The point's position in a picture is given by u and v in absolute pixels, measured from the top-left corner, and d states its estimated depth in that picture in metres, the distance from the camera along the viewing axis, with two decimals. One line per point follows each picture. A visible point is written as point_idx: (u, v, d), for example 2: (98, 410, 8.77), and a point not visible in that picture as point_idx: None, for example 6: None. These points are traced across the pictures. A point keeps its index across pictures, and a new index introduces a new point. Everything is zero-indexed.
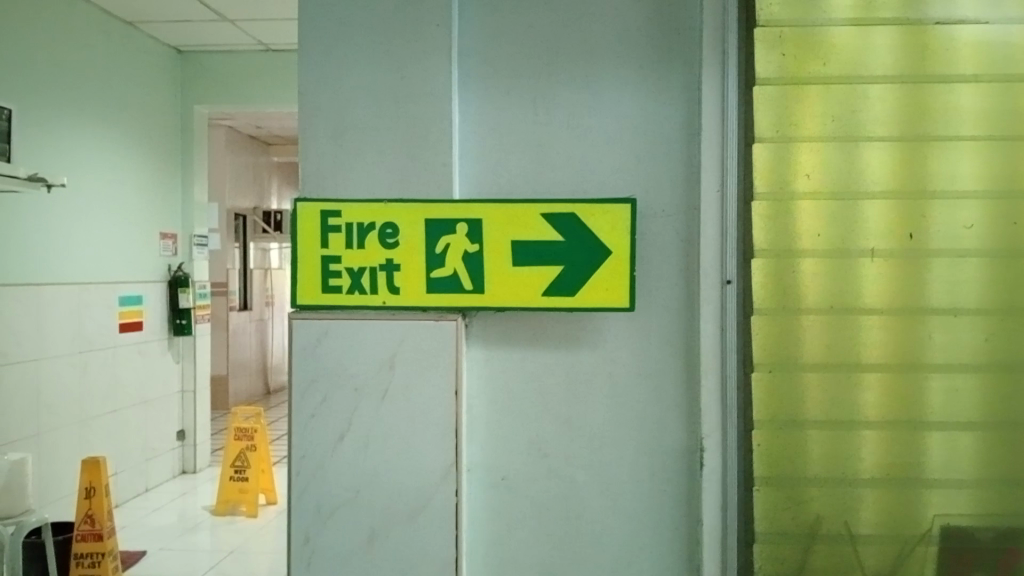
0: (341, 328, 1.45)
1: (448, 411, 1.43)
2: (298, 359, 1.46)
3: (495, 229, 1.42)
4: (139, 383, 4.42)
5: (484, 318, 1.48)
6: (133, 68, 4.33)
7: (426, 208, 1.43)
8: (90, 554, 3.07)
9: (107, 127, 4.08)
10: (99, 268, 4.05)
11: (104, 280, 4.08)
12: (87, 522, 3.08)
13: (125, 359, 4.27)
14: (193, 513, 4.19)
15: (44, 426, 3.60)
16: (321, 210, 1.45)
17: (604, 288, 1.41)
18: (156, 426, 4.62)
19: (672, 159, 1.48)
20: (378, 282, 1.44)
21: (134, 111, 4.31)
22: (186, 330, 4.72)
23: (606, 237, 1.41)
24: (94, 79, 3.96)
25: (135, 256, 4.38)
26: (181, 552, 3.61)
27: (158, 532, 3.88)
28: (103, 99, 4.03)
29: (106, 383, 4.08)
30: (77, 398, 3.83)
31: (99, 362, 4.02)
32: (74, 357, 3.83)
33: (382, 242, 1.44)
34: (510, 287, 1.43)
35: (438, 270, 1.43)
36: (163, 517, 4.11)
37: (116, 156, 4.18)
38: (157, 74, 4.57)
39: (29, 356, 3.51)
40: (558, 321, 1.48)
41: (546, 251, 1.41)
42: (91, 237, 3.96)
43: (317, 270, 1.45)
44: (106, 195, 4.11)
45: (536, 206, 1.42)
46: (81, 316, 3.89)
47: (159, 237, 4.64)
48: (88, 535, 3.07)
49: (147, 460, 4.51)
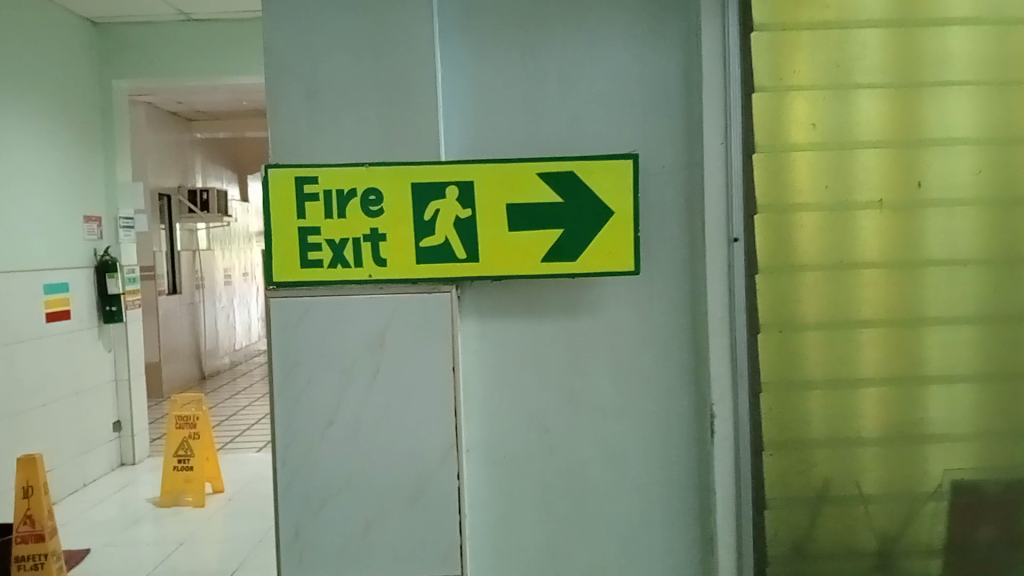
0: (324, 306, 1.34)
1: (446, 388, 1.33)
2: (278, 341, 1.34)
3: (489, 193, 1.32)
4: (71, 376, 4.19)
5: (479, 288, 1.39)
6: (47, 39, 4.04)
7: (411, 173, 1.33)
8: (30, 556, 2.87)
9: (22, 103, 3.81)
10: (22, 254, 3.80)
11: (27, 268, 3.83)
12: (26, 523, 2.89)
13: (55, 351, 4.04)
14: (137, 506, 4.00)
15: None
16: (296, 177, 1.33)
17: (607, 251, 1.33)
18: (92, 419, 4.40)
19: (670, 113, 1.40)
20: (363, 254, 1.33)
21: (49, 85, 4.04)
22: (118, 317, 4.49)
23: (608, 197, 1.32)
24: (5, 52, 3.68)
25: (59, 240, 4.13)
26: (129, 547, 3.44)
27: (102, 528, 3.69)
28: (16, 73, 3.75)
29: (36, 375, 3.84)
30: (5, 392, 3.60)
31: (26, 355, 3.79)
32: (1, 350, 3.60)
33: (365, 210, 1.33)
34: (507, 254, 1.33)
35: (428, 239, 1.32)
36: (105, 512, 3.91)
37: (34, 134, 3.91)
38: (72, 46, 4.28)
39: None
40: (557, 288, 1.39)
41: (544, 214, 1.32)
42: (11, 221, 3.71)
43: (294, 243, 1.33)
44: (25, 176, 3.84)
45: (531, 166, 1.32)
46: (6, 306, 3.65)
47: (84, 220, 4.38)
48: (28, 537, 2.88)
49: (82, 454, 4.29)
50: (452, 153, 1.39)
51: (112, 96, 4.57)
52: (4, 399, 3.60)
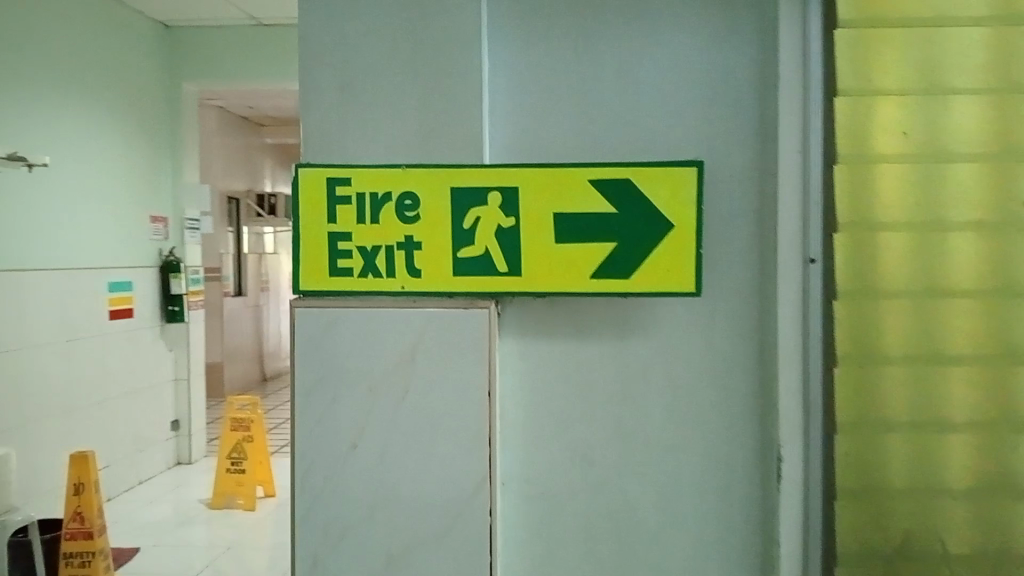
0: (353, 317, 1.23)
1: (480, 415, 1.21)
2: (302, 353, 1.23)
3: (535, 200, 1.20)
4: (128, 373, 4.18)
5: (521, 304, 1.26)
6: (119, 40, 4.08)
7: (451, 176, 1.21)
8: (78, 553, 2.82)
9: (92, 102, 3.84)
10: (85, 252, 3.81)
11: (90, 266, 3.84)
12: (77, 520, 2.84)
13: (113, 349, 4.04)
14: (188, 506, 3.98)
15: (29, 420, 3.37)
16: (327, 177, 1.23)
17: (665, 268, 1.19)
18: (148, 418, 4.38)
19: (741, 115, 1.26)
20: (396, 264, 1.22)
21: (120, 85, 4.06)
22: (178, 317, 4.49)
23: (668, 208, 1.19)
24: (77, 52, 3.71)
25: (124, 239, 4.14)
26: (177, 548, 3.40)
27: (151, 528, 3.65)
28: (87, 72, 3.79)
29: (94, 372, 3.85)
30: (62, 387, 3.60)
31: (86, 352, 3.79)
32: (60, 345, 3.61)
33: (399, 215, 1.22)
34: (553, 268, 1.20)
35: (467, 248, 1.21)
36: (156, 511, 3.89)
37: (103, 132, 3.94)
38: (142, 47, 4.30)
39: (13, 344, 3.29)
40: (608, 308, 1.26)
41: (595, 225, 1.19)
42: (75, 218, 3.72)
43: (324, 249, 1.22)
44: (93, 175, 3.86)
45: (583, 171, 1.19)
46: (67, 303, 3.65)
47: (150, 221, 4.39)
48: (77, 534, 2.83)
49: (138, 452, 4.29)
50: (496, 155, 1.27)
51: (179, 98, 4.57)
52: (62, 395, 3.60)
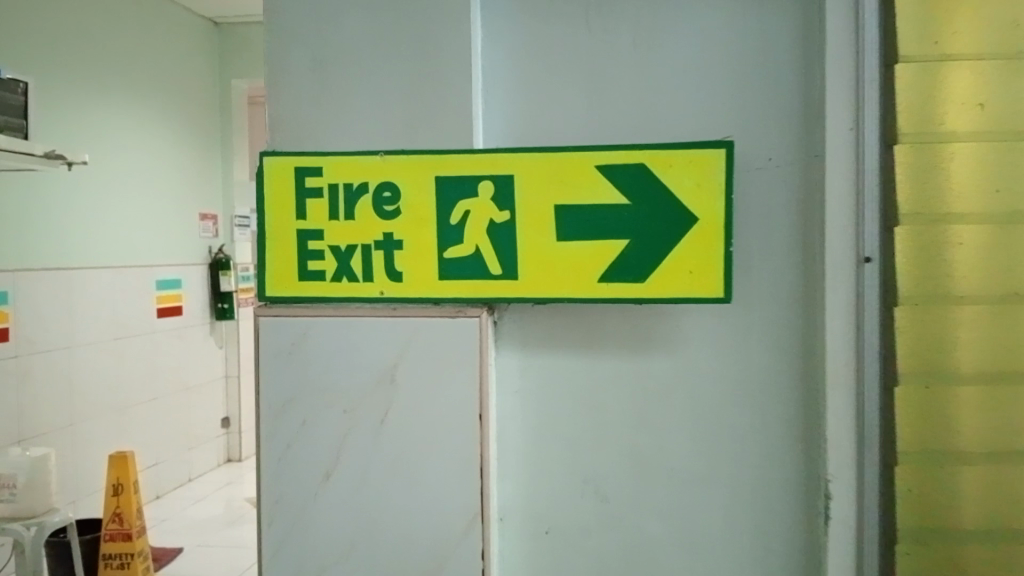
0: (325, 327, 1.07)
1: (471, 442, 1.04)
2: (269, 368, 1.08)
3: (534, 192, 1.02)
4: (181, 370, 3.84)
5: (521, 312, 1.09)
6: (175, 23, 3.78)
7: (435, 164, 1.04)
8: (118, 555, 2.53)
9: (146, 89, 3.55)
10: (136, 248, 3.50)
11: (140, 263, 3.53)
12: (115, 520, 2.55)
13: (167, 348, 3.71)
14: (239, 504, 3.61)
15: (75, 421, 3.08)
16: (295, 167, 1.07)
17: (688, 271, 1.00)
18: (202, 414, 4.02)
19: (785, 85, 1.04)
20: (374, 266, 1.05)
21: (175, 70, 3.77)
22: (229, 314, 4.09)
23: (690, 198, 0.99)
24: (127, 33, 3.41)
25: (179, 234, 3.84)
26: (223, 551, 3.05)
27: (198, 526, 3.33)
28: (138, 55, 3.49)
29: (146, 369, 3.54)
30: (113, 386, 3.31)
31: (137, 352, 3.48)
32: (109, 343, 3.31)
33: (377, 210, 1.05)
34: (554, 270, 1.02)
35: (455, 247, 1.04)
36: (206, 509, 3.54)
37: (158, 120, 3.64)
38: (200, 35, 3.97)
39: (57, 343, 3.01)
40: (621, 317, 1.07)
41: (604, 220, 1.01)
42: (125, 210, 3.42)
43: (294, 249, 1.07)
44: (146, 165, 3.57)
45: (589, 156, 1.01)
46: (116, 299, 3.36)
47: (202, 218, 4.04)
48: (116, 535, 2.54)
49: (190, 449, 3.92)
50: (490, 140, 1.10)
51: (230, 92, 4.14)
52: (111, 400, 3.30)
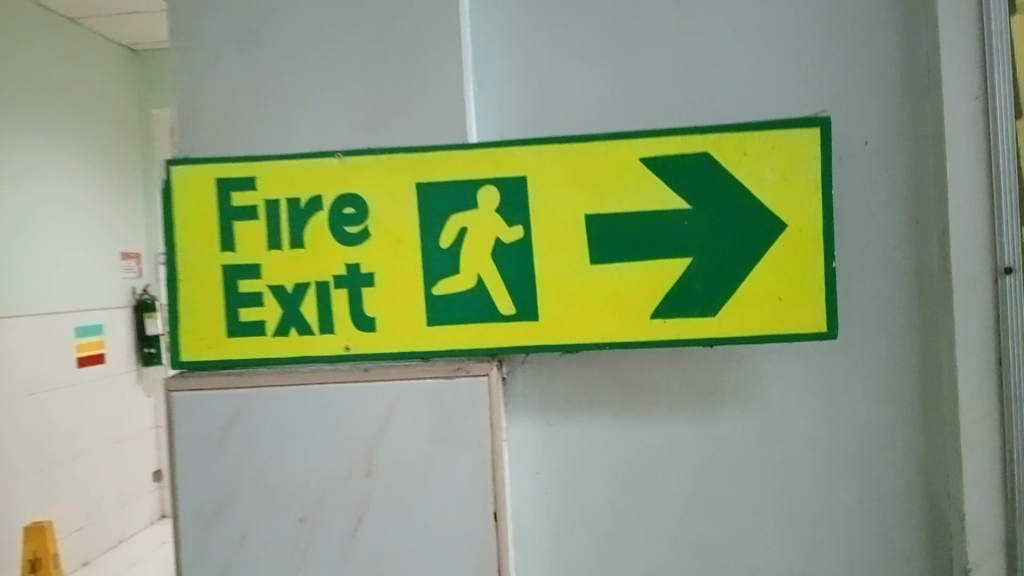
0: (269, 404, 0.75)
1: (485, 554, 0.74)
2: (191, 464, 0.76)
3: (556, 200, 0.73)
4: (117, 416, 2.67)
5: (540, 365, 0.80)
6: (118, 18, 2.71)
7: (416, 166, 0.74)
8: None
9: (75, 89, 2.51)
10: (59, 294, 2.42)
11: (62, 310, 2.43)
12: None
13: (82, 398, 2.48)
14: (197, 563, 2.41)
15: None
16: (216, 179, 0.76)
17: (775, 297, 0.73)
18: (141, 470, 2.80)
19: (885, 43, 0.78)
20: (335, 312, 0.75)
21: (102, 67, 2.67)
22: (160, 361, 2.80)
23: (771, 198, 0.72)
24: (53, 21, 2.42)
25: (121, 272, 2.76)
26: None
27: None
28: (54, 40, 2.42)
29: (73, 418, 2.42)
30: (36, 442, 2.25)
31: (57, 403, 2.35)
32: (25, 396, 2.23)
33: (336, 234, 0.75)
34: (590, 305, 0.73)
35: (448, 281, 0.74)
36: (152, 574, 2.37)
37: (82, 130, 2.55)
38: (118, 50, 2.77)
39: None
40: (675, 362, 0.79)
41: (656, 234, 0.73)
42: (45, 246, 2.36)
43: (219, 293, 0.76)
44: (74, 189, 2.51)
45: (632, 147, 0.73)
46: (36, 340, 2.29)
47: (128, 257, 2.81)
48: None
49: (124, 506, 2.67)
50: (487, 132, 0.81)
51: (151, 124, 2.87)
52: (24, 459, 2.20)
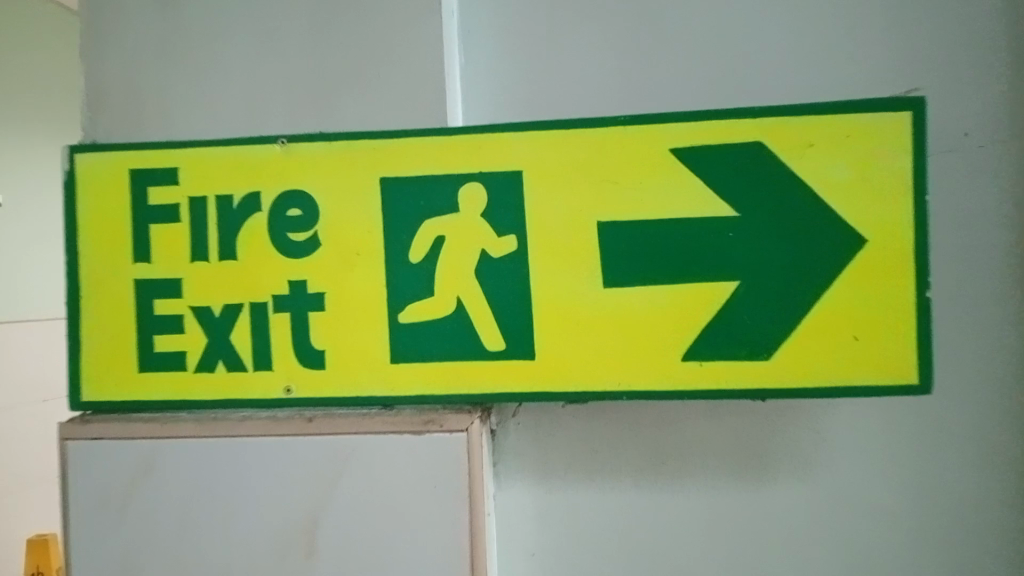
0: (186, 462, 0.59)
1: None
2: (85, 535, 0.59)
3: (559, 203, 0.56)
4: None
5: (537, 417, 0.63)
6: None
7: (379, 157, 0.57)
8: None
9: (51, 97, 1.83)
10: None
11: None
12: None
13: None
14: None
15: None
16: (130, 171, 0.60)
17: (847, 335, 0.55)
18: None
19: (990, 2, 0.60)
20: (273, 343, 0.58)
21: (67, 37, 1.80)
22: None
23: (842, 203, 0.55)
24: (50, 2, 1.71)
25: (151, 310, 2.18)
26: None
27: None
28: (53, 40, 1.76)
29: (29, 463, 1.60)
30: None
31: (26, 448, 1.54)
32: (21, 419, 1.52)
33: (276, 242, 0.58)
34: (602, 341, 0.56)
35: (415, 305, 0.57)
36: None
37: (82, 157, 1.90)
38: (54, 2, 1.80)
39: None
40: (708, 415, 0.62)
41: (690, 248, 0.55)
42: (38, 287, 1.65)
43: (131, 315, 0.60)
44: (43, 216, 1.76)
45: (660, 135, 0.56)
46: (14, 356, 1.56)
47: None
48: None
49: None
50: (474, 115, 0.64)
51: None
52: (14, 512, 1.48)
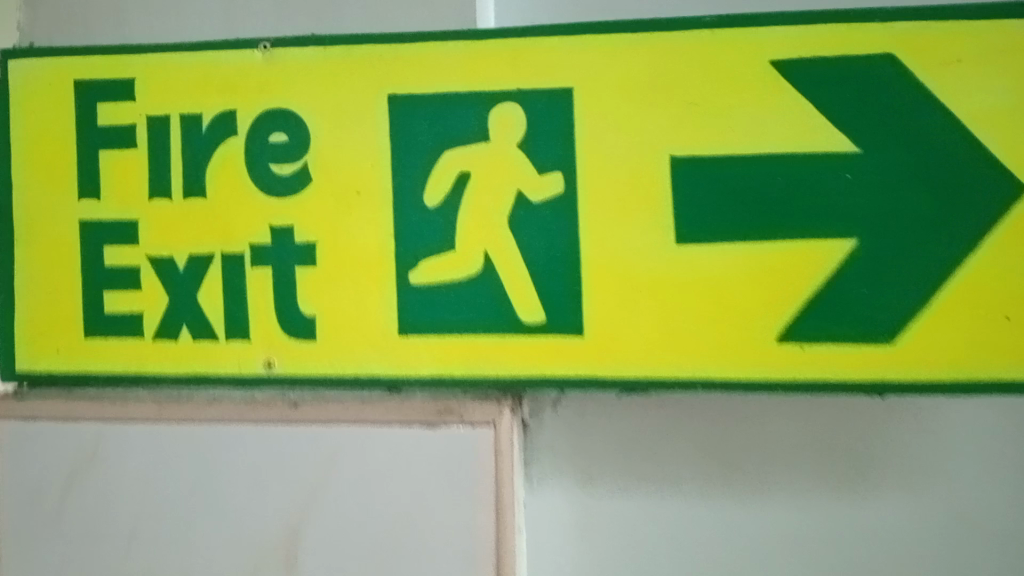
0: (140, 454, 0.47)
1: None
2: (26, 536, 0.48)
3: (619, 131, 0.43)
4: None
5: (581, 405, 0.48)
6: None
7: (387, 68, 0.44)
8: None
9: None
10: None
11: None
12: None
13: None
14: None
15: None
16: (75, 83, 0.47)
17: (998, 313, 0.41)
18: None
19: None
20: (249, 306, 0.46)
21: None
22: None
23: (997, 138, 0.41)
24: None
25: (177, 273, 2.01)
26: None
27: None
28: None
29: None
30: None
31: None
32: None
33: (255, 177, 0.46)
34: (671, 314, 0.43)
35: (429, 263, 0.44)
36: None
37: None
38: None
39: None
40: (813, 410, 0.46)
41: (794, 193, 0.42)
42: None
43: (76, 267, 0.47)
44: None
45: (757, 43, 0.42)
46: None
47: None
48: None
49: None
50: (516, 7, 0.47)
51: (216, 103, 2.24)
52: None
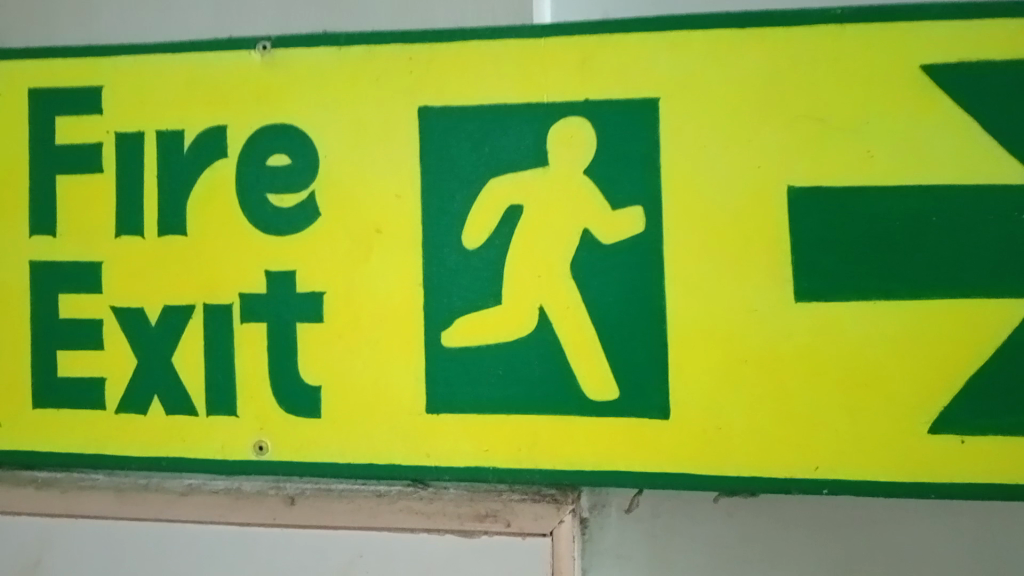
0: (95, 560, 0.37)
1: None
2: None
3: (717, 155, 0.33)
4: None
5: (661, 504, 0.34)
6: None
7: (418, 74, 0.35)
8: None
9: None
10: None
11: None
12: None
13: None
14: None
15: None
16: (30, 91, 0.38)
17: None
18: None
19: None
20: (237, 371, 0.36)
21: None
22: None
23: None
24: None
25: None
26: None
27: None
28: None
29: None
30: None
31: None
32: None
33: (249, 211, 0.36)
34: (785, 394, 0.33)
35: (467, 321, 0.34)
36: None
37: None
38: None
39: None
40: (983, 524, 0.33)
41: (950, 237, 0.32)
42: None
43: (24, 321, 0.38)
44: None
45: (898, 42, 0.33)
46: None
47: None
48: None
49: None
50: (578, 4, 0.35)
51: None
52: None
